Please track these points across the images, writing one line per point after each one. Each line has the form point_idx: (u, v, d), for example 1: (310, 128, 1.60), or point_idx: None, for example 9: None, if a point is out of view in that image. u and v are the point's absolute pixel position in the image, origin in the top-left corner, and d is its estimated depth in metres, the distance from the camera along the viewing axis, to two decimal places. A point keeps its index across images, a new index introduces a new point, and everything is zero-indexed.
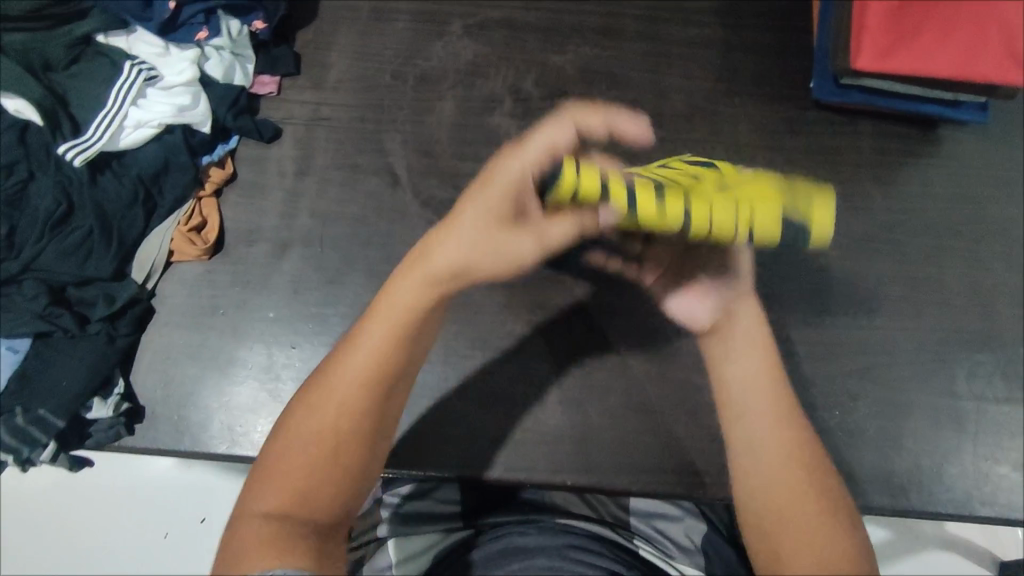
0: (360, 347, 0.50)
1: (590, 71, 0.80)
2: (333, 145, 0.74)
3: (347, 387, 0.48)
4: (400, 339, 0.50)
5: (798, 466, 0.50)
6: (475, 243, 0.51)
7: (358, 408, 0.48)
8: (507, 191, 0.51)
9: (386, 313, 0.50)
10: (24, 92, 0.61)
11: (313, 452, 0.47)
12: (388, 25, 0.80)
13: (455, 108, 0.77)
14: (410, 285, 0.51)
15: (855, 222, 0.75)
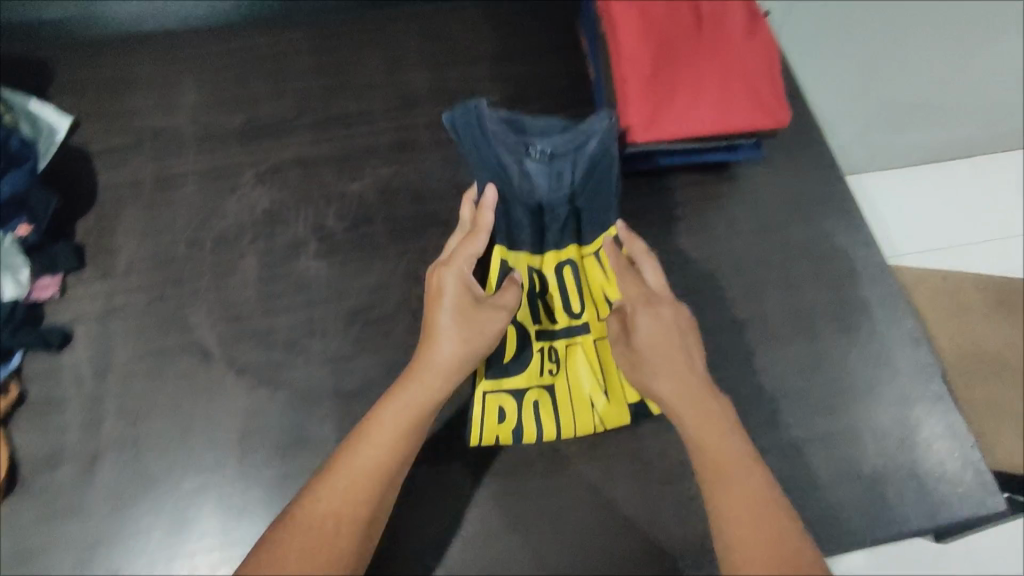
0: (369, 447, 0.57)
1: (391, 190, 0.79)
2: (132, 334, 0.70)
3: (347, 493, 0.55)
4: (399, 453, 0.57)
5: (764, 523, 0.53)
6: (461, 352, 0.61)
7: (357, 514, 0.55)
8: (466, 289, 0.63)
9: (391, 421, 0.58)
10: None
11: (306, 554, 0.52)
12: (176, 192, 0.78)
13: (259, 262, 0.74)
14: (412, 401, 0.59)
15: (672, 279, 0.77)
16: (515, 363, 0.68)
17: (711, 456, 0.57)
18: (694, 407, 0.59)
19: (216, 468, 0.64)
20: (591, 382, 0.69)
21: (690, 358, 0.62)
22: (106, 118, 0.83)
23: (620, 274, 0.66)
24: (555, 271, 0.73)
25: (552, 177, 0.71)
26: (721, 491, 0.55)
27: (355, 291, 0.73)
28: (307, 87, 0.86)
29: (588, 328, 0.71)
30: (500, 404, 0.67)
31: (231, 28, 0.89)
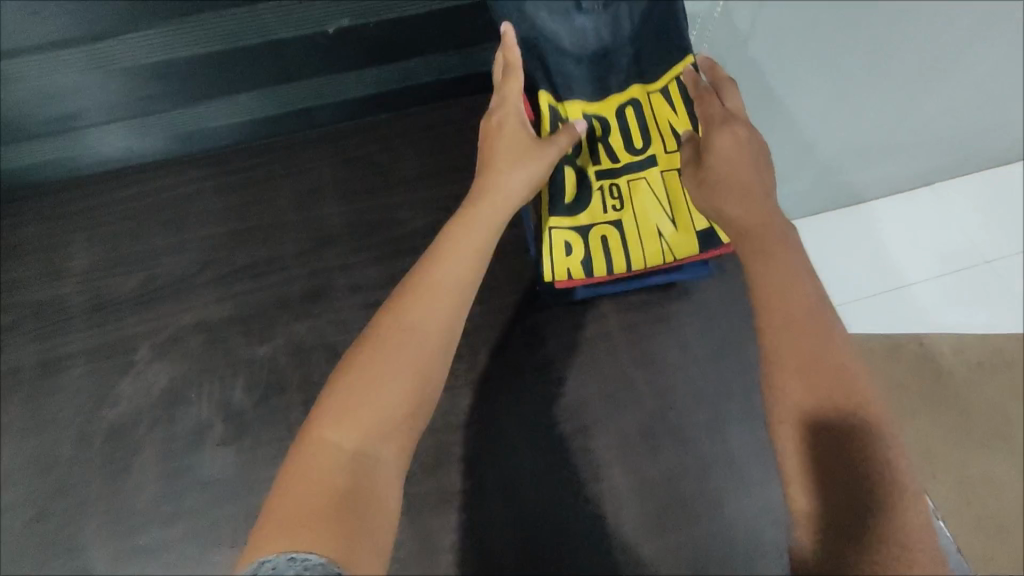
0: (439, 275, 0.51)
1: (306, 349, 0.71)
2: (13, 564, 0.61)
3: (426, 301, 0.49)
4: (471, 276, 0.52)
5: (859, 382, 0.45)
6: (521, 177, 0.58)
7: (446, 322, 0.49)
8: (519, 122, 0.60)
9: (467, 247, 0.53)
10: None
11: (403, 356, 0.46)
12: (62, 378, 0.69)
13: (156, 455, 0.65)
14: (481, 220, 0.55)
15: (625, 423, 0.69)
16: (576, 204, 0.66)
17: (780, 294, 0.48)
18: (760, 217, 0.53)
19: None
20: (661, 217, 0.67)
21: (757, 160, 0.55)
22: None
23: (703, 98, 0.60)
24: (615, 110, 0.67)
25: (577, 37, 0.62)
26: (812, 334, 0.46)
27: (266, 480, 0.64)
28: (211, 234, 0.79)
29: (655, 161, 0.66)
30: (566, 239, 0.66)
31: (132, 172, 0.83)
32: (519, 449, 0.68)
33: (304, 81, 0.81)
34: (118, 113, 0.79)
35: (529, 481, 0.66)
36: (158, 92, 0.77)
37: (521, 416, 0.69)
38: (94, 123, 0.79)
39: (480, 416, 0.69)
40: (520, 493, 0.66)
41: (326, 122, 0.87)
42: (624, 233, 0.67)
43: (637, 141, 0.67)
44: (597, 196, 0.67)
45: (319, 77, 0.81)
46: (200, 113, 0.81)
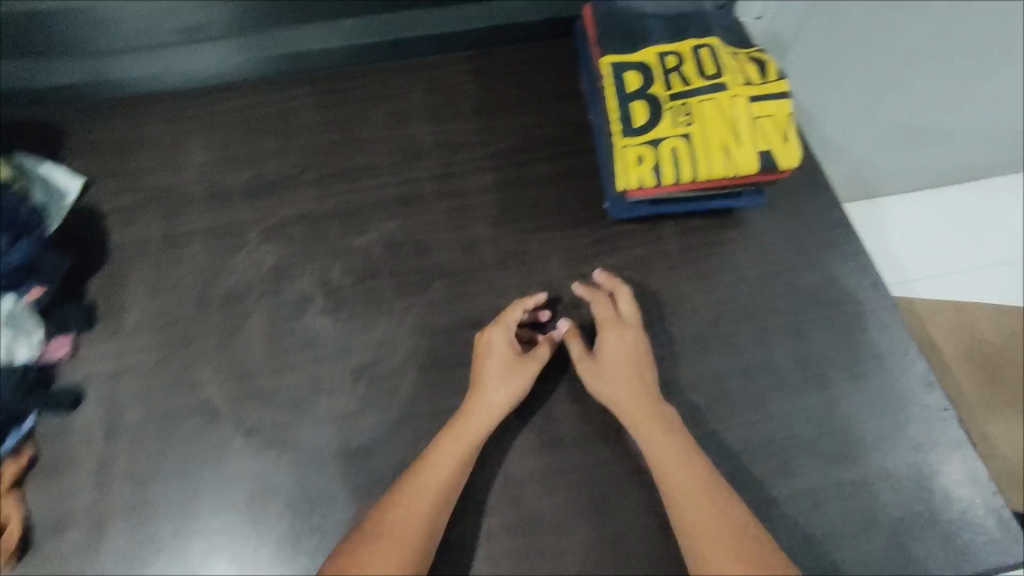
0: (423, 480, 0.63)
1: (397, 243, 0.80)
2: (141, 396, 0.71)
3: (416, 502, 0.62)
4: (459, 475, 0.64)
5: (722, 523, 0.60)
6: (504, 395, 0.67)
7: (434, 508, 0.62)
8: (510, 343, 0.71)
9: (453, 455, 0.64)
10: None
11: (398, 550, 0.59)
12: (184, 251, 0.79)
13: (265, 319, 0.75)
14: (465, 433, 0.66)
15: (679, 327, 0.77)
16: (646, 122, 0.73)
17: (667, 469, 0.64)
18: (642, 405, 0.68)
19: (229, 529, 0.66)
20: (727, 134, 0.70)
21: (641, 369, 0.70)
22: (113, 177, 0.84)
23: (597, 300, 0.75)
24: (692, 51, 0.76)
25: (660, 8, 0.81)
26: (679, 506, 0.62)
27: (360, 345, 0.73)
28: (309, 144, 0.87)
29: (723, 87, 0.72)
30: (636, 151, 0.72)
31: (232, 90, 0.91)
32: (584, 338, 0.76)
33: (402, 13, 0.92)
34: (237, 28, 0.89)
35: None
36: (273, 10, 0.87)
37: (586, 313, 0.78)
38: (213, 35, 0.89)
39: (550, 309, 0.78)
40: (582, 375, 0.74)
41: (412, 54, 0.94)
42: (689, 147, 0.70)
43: (710, 72, 0.74)
44: (666, 114, 0.73)
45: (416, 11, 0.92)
46: (305, 34, 0.90)
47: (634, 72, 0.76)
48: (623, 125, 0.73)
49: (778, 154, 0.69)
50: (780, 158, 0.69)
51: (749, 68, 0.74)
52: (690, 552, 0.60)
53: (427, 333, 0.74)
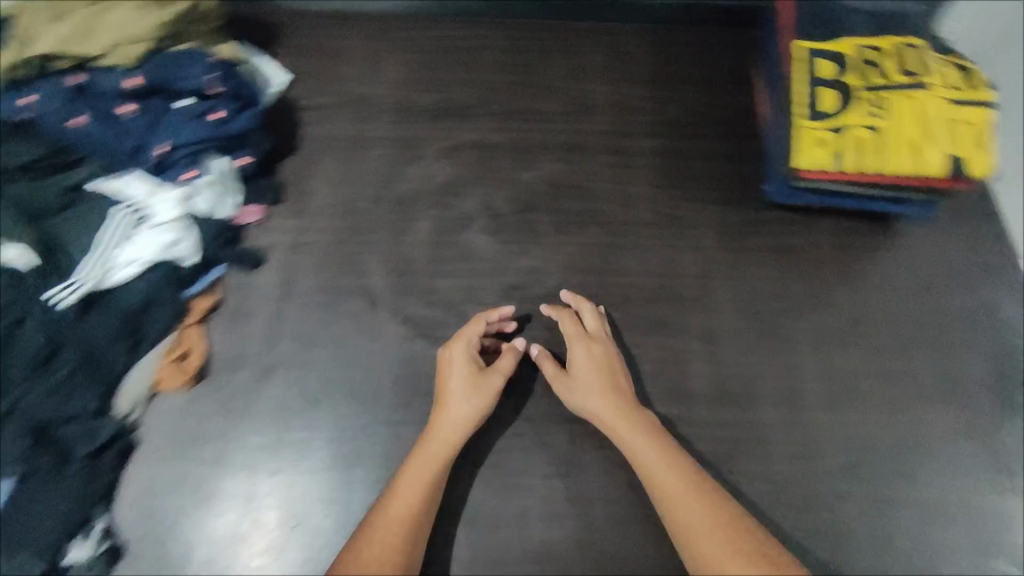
0: (396, 505, 0.62)
1: (560, 185, 0.86)
2: (315, 269, 0.78)
3: (390, 533, 0.60)
4: (428, 492, 0.63)
5: (717, 517, 0.61)
6: (472, 408, 0.67)
7: (406, 525, 0.61)
8: (472, 367, 0.69)
9: (416, 476, 0.63)
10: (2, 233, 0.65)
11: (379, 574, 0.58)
12: (368, 153, 0.86)
13: (432, 227, 0.81)
14: (429, 453, 0.65)
15: (820, 319, 0.77)
16: (835, 109, 0.73)
17: (650, 477, 0.64)
18: (620, 421, 0.67)
19: (371, 404, 0.70)
20: (916, 135, 0.71)
21: (612, 375, 0.70)
22: (317, 80, 0.93)
23: (563, 318, 0.74)
24: (893, 46, 0.76)
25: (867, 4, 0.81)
26: (672, 506, 0.63)
27: (514, 268, 0.79)
28: (493, 82, 0.94)
29: (921, 87, 0.72)
30: (820, 136, 0.73)
31: (432, 21, 0.99)
32: (724, 310, 0.78)
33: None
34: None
35: (728, 335, 0.77)
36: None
37: (729, 287, 0.80)
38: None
39: (694, 276, 0.80)
40: (717, 342, 0.76)
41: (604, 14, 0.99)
42: (876, 140, 0.72)
43: (911, 70, 0.74)
44: (858, 104, 0.73)
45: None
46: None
47: (830, 57, 0.76)
48: (808, 107, 0.73)
49: (965, 164, 0.70)
50: (965, 167, 0.70)
51: (952, 70, 0.74)
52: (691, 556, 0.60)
53: (578, 269, 0.80)
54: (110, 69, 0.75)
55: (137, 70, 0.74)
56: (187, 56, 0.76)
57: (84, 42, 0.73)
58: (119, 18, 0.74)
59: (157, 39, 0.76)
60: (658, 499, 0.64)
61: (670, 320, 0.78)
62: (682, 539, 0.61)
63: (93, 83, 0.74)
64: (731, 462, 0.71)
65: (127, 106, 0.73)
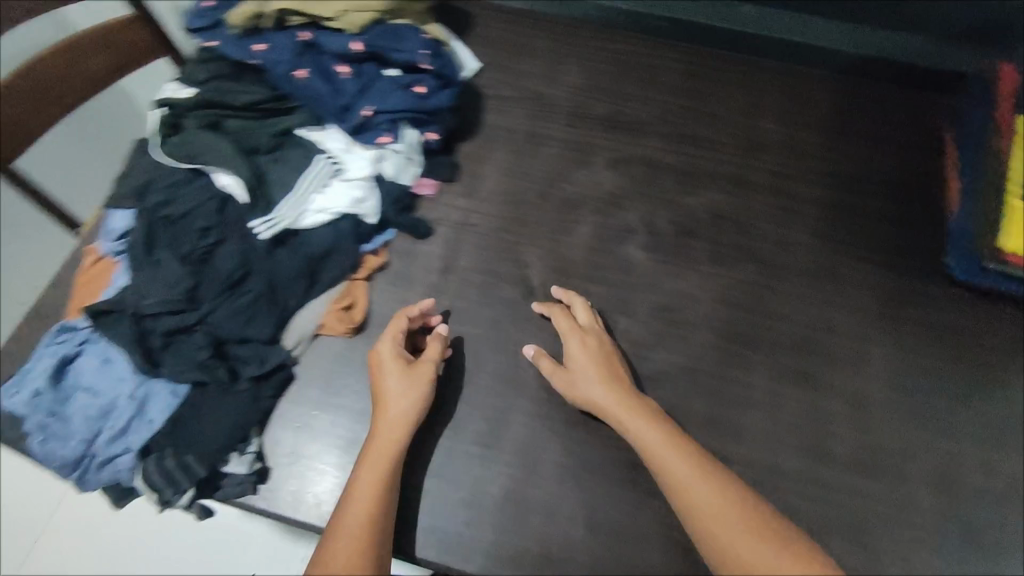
0: (352, 510, 0.60)
1: (722, 217, 0.84)
2: (477, 250, 0.80)
3: (348, 540, 0.58)
4: (385, 486, 0.62)
5: (727, 500, 0.60)
6: (410, 404, 0.66)
7: (369, 521, 0.60)
8: (399, 358, 0.69)
9: (370, 476, 0.62)
10: (222, 161, 0.73)
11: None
12: (541, 149, 0.89)
13: (592, 233, 0.82)
14: (382, 453, 0.64)
15: (984, 411, 0.73)
16: None
17: (660, 466, 0.63)
18: (619, 409, 0.66)
19: (512, 392, 0.72)
20: None
21: (611, 364, 0.70)
22: (503, 70, 0.96)
23: (553, 314, 0.74)
24: None
25: None
26: (682, 492, 0.61)
27: (667, 288, 0.79)
28: (667, 102, 0.93)
29: None
30: None
31: (618, 35, 1.00)
32: (880, 378, 0.74)
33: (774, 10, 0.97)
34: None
35: (881, 404, 0.73)
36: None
37: (889, 355, 0.76)
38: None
39: (852, 336, 0.76)
40: (871, 410, 0.72)
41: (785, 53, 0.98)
42: None
43: None
44: None
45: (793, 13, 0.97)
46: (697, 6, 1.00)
47: None
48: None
49: None
50: None
51: None
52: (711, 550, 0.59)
53: (725, 304, 0.77)
54: (337, 33, 0.82)
55: (359, 37, 0.80)
56: (405, 31, 0.82)
57: (322, 4, 0.81)
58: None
59: (383, 12, 0.82)
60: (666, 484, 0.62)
61: (823, 376, 0.74)
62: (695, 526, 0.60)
63: (321, 45, 0.81)
64: (874, 539, 0.66)
65: (345, 68, 0.80)
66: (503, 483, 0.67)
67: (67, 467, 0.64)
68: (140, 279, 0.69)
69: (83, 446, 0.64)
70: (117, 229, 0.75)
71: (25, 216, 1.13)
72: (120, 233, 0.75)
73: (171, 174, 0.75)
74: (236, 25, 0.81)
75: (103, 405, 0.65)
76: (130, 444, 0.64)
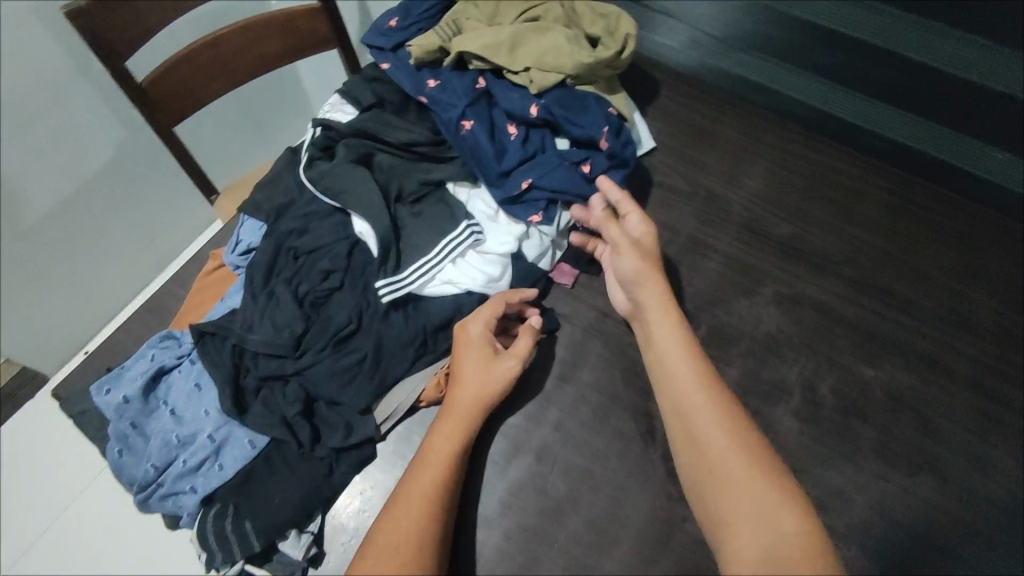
0: (421, 478, 0.58)
1: (900, 401, 0.70)
2: (603, 363, 0.71)
3: (413, 505, 0.56)
4: (456, 460, 0.59)
5: (742, 455, 0.55)
6: (491, 380, 0.63)
7: (438, 493, 0.57)
8: (485, 326, 0.65)
9: (443, 448, 0.59)
10: (363, 204, 0.68)
11: (404, 550, 0.53)
12: (700, 261, 0.78)
13: (739, 379, 0.71)
14: (456, 422, 0.61)
15: None
16: None
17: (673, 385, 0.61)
18: (649, 310, 0.64)
19: (603, 546, 0.62)
20: None
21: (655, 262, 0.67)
22: (680, 157, 0.85)
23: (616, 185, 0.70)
24: None
25: None
26: (691, 423, 0.58)
27: (813, 474, 0.66)
28: (865, 240, 0.80)
29: None
30: None
31: (820, 146, 0.87)
32: None
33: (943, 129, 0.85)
34: (878, 93, 0.87)
35: None
36: (918, 94, 0.84)
37: None
38: (840, 86, 0.89)
39: None
40: None
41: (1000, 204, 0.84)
42: None
43: None
44: None
45: (898, 109, 0.87)
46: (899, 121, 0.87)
47: None
48: None
49: None
50: None
51: None
52: (710, 503, 0.55)
53: (887, 515, 0.64)
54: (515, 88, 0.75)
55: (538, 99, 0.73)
56: (588, 101, 0.74)
57: (508, 56, 0.74)
58: (548, 44, 0.73)
59: (571, 75, 0.73)
60: (678, 418, 0.60)
61: None
62: (694, 458, 0.57)
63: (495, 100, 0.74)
64: None
65: (515, 127, 0.73)
66: None
67: (135, 487, 0.62)
68: (253, 310, 0.66)
69: (154, 473, 0.61)
70: (244, 244, 0.72)
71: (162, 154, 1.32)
72: (245, 248, 0.72)
73: (309, 204, 0.72)
74: (417, 59, 0.75)
75: (183, 434, 0.62)
76: (196, 486, 0.60)
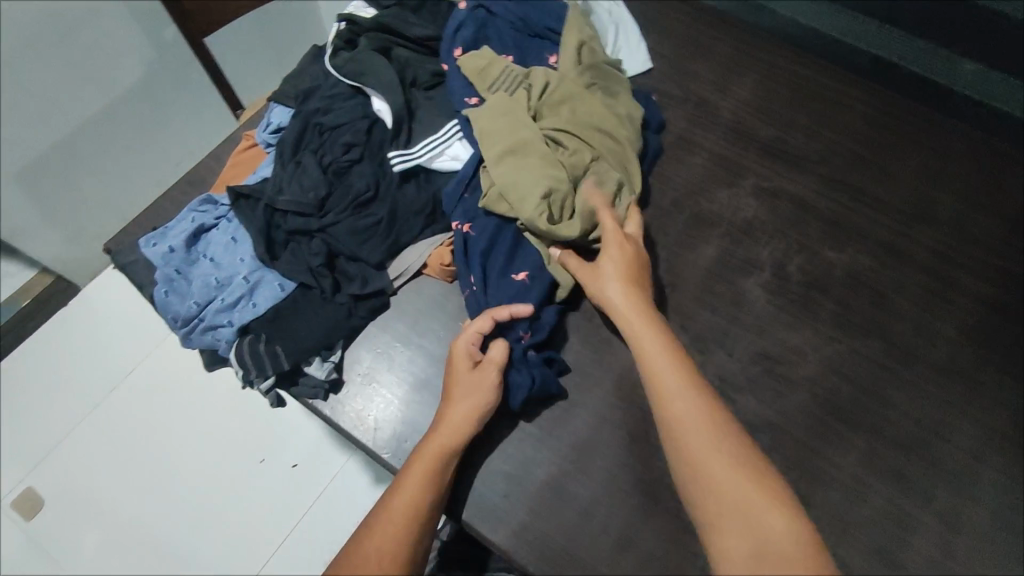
0: (397, 501, 0.57)
1: (861, 281, 0.76)
2: None
3: (385, 526, 0.56)
4: (437, 482, 0.59)
5: (721, 454, 0.55)
6: (473, 405, 0.63)
7: (413, 517, 0.57)
8: (468, 351, 0.65)
9: (422, 470, 0.59)
10: (381, 86, 0.76)
11: (367, 575, 0.53)
12: (687, 157, 0.85)
13: (715, 256, 0.78)
14: (441, 444, 0.61)
15: None
16: None
17: (666, 393, 0.59)
18: (631, 309, 0.64)
19: (584, 385, 0.70)
20: None
21: (637, 271, 0.67)
22: (675, 68, 0.92)
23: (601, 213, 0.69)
24: None
25: None
26: (676, 427, 0.57)
27: (775, 335, 0.74)
28: (844, 144, 0.85)
29: None
30: None
31: (811, 62, 0.92)
32: (985, 505, 0.65)
33: (942, 51, 0.89)
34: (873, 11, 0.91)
35: (975, 532, 0.64)
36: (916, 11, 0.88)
37: (1004, 483, 0.66)
38: (848, 11, 0.93)
39: (967, 450, 0.68)
40: (959, 533, 0.64)
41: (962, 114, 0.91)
42: None
43: None
44: None
45: (900, 31, 0.91)
46: (899, 47, 0.91)
47: None
48: None
49: None
50: None
51: None
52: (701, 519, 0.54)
53: (839, 370, 0.71)
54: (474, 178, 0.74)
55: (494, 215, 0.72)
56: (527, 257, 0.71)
57: (494, 154, 0.70)
58: (527, 177, 0.69)
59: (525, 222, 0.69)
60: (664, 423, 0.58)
61: (919, 479, 0.66)
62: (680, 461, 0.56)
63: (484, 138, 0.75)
64: None
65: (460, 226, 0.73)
66: (550, 470, 0.66)
67: (179, 322, 0.71)
68: (282, 176, 0.74)
69: (196, 308, 0.70)
70: (274, 124, 0.80)
71: (189, 69, 1.25)
72: (275, 128, 0.80)
73: (332, 87, 0.79)
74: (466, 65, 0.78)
75: (221, 277, 0.71)
76: (234, 320, 0.69)
